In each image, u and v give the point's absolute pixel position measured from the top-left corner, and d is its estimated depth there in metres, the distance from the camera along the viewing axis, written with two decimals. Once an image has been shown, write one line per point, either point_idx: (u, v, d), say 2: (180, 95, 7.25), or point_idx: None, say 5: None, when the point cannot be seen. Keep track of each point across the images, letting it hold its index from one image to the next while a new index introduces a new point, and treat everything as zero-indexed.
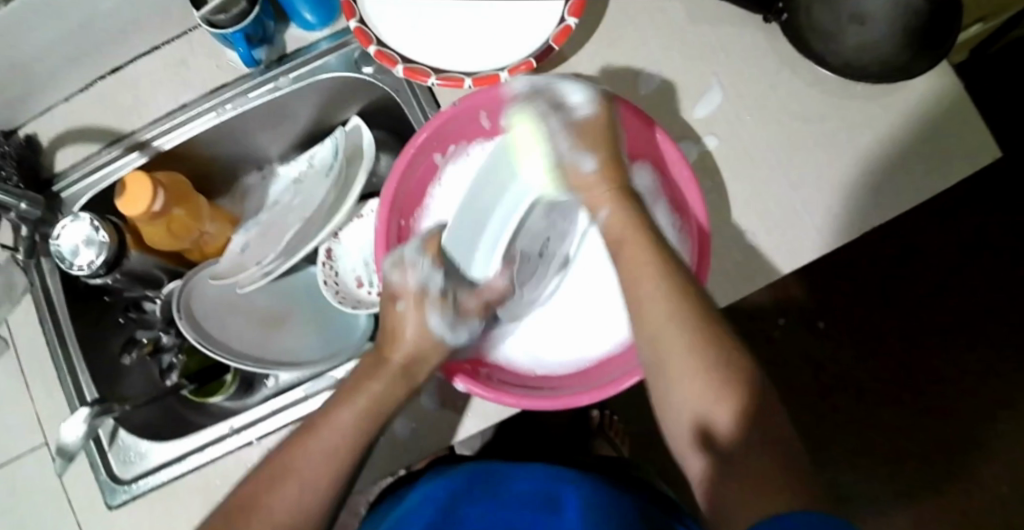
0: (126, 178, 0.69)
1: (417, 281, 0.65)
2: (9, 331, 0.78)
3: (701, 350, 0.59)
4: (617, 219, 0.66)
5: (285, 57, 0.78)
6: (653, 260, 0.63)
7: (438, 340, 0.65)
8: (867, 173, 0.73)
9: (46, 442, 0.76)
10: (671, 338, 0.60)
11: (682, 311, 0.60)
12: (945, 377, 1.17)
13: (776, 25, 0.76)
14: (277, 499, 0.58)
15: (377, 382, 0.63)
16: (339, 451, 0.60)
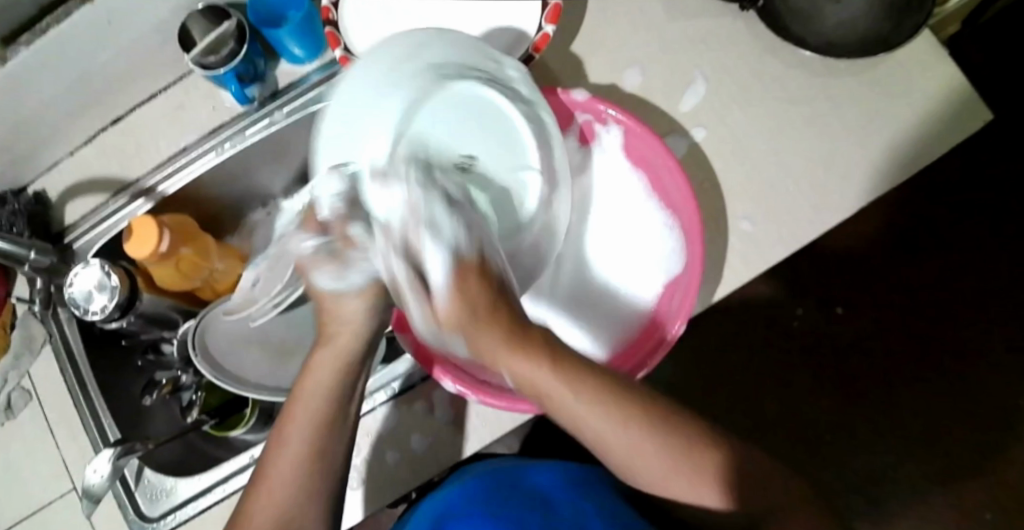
0: (132, 221, 0.71)
1: (312, 245, 0.62)
2: (32, 383, 0.80)
3: (638, 414, 0.57)
4: (513, 364, 0.57)
5: (278, 91, 0.80)
6: (584, 386, 0.57)
7: (333, 295, 0.62)
8: (857, 151, 0.74)
9: (73, 486, 0.77)
10: (625, 437, 0.57)
11: (616, 411, 0.57)
12: (969, 350, 1.16)
13: (754, 12, 0.77)
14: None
15: (303, 404, 0.60)
16: (309, 444, 0.59)
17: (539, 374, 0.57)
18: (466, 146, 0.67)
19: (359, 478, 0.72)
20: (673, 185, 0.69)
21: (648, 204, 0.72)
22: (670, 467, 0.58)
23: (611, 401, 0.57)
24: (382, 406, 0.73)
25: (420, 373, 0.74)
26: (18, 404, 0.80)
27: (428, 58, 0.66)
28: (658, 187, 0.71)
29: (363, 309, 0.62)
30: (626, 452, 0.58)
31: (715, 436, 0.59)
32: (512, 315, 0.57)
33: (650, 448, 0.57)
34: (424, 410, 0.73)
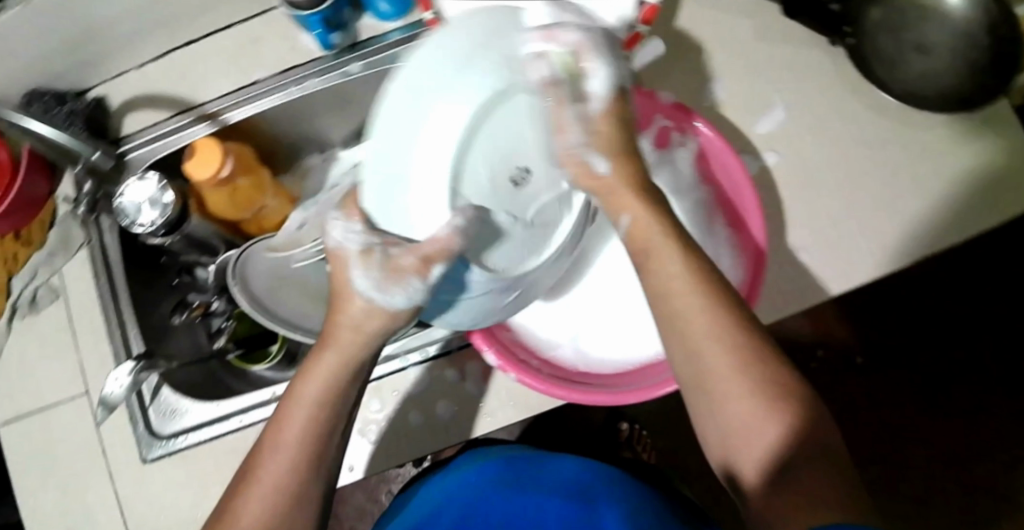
0: (198, 143, 0.71)
1: (357, 239, 0.59)
2: (62, 283, 0.79)
3: (746, 347, 0.55)
4: (639, 227, 0.59)
5: (358, 43, 0.79)
6: (700, 287, 0.56)
7: (365, 300, 0.58)
8: (921, 202, 0.74)
9: (87, 392, 0.76)
10: (717, 358, 0.55)
11: (722, 329, 0.55)
12: (974, 422, 1.16)
13: (842, 49, 0.77)
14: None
15: (303, 410, 0.58)
16: (300, 452, 0.57)
17: (659, 257, 0.57)
18: (525, 157, 0.64)
19: (378, 434, 0.73)
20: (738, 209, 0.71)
21: (711, 224, 0.75)
22: (743, 415, 0.54)
23: (728, 322, 0.55)
24: (412, 366, 0.74)
25: (456, 342, 0.74)
26: (43, 302, 0.79)
27: (506, 47, 0.61)
28: (724, 208, 0.73)
29: (375, 324, 0.59)
30: (715, 380, 0.55)
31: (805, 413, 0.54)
32: (651, 201, 0.59)
33: (736, 382, 0.54)
34: (454, 378, 0.73)
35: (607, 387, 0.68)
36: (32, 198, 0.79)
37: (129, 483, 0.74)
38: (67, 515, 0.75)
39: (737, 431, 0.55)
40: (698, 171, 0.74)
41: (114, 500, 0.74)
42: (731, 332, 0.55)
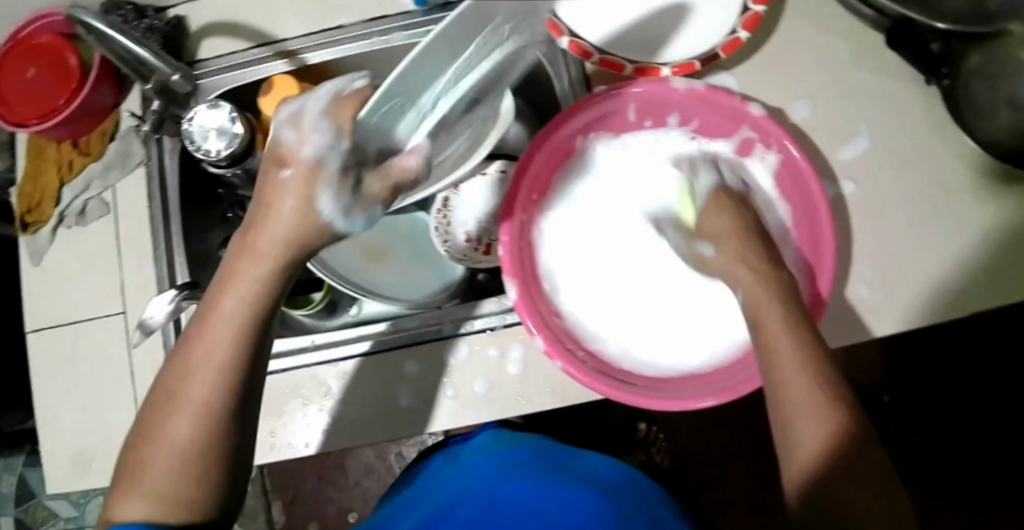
0: (280, 76, 0.71)
1: (333, 161, 0.54)
2: (113, 198, 0.78)
3: (817, 357, 0.56)
4: (750, 284, 0.63)
5: (450, 3, 0.78)
6: (783, 308, 0.60)
7: (324, 221, 0.55)
8: (992, 254, 0.73)
9: (123, 312, 0.75)
10: (788, 359, 0.57)
11: (801, 338, 0.57)
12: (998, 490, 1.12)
13: (935, 89, 0.75)
14: (158, 512, 0.52)
15: (212, 342, 0.53)
16: (220, 360, 0.54)
17: (748, 289, 0.62)
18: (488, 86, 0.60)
19: (411, 399, 0.72)
20: (812, 233, 0.69)
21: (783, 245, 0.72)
22: (802, 415, 0.55)
23: (807, 335, 0.58)
24: (453, 337, 0.72)
25: (501, 321, 0.72)
26: (92, 215, 0.77)
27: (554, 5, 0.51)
28: (799, 231, 0.71)
29: (301, 218, 0.55)
30: (788, 379, 0.56)
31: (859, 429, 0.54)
32: (768, 273, 0.63)
33: (802, 384, 0.55)
34: (495, 356, 0.72)
35: (651, 391, 0.66)
36: (97, 108, 0.77)
37: None
38: (86, 433, 0.74)
39: (792, 428, 0.55)
40: (777, 188, 0.72)
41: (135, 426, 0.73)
42: (809, 341, 0.57)
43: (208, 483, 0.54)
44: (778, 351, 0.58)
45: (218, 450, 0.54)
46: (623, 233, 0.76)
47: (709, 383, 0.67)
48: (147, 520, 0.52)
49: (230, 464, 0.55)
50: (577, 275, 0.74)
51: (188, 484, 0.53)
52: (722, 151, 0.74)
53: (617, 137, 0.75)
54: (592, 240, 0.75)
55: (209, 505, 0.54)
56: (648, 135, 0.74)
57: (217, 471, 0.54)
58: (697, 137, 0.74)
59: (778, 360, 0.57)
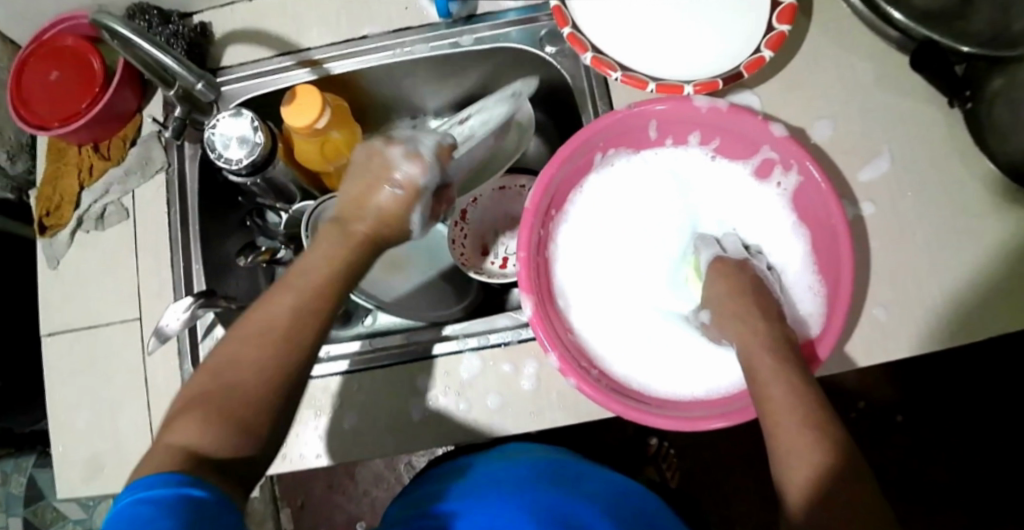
0: (298, 89, 0.70)
1: (434, 190, 0.64)
2: (133, 203, 0.78)
3: (801, 385, 0.60)
4: (742, 330, 0.65)
5: (475, 17, 0.78)
6: (768, 340, 0.64)
7: (408, 230, 0.62)
8: (1010, 279, 0.73)
9: (139, 318, 0.75)
10: (772, 385, 0.61)
11: (785, 368, 0.61)
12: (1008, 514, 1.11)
13: (958, 112, 0.76)
14: (211, 438, 0.50)
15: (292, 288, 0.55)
16: (310, 303, 0.55)
17: (732, 320, 0.66)
18: None
19: (423, 412, 0.72)
20: (833, 255, 0.68)
21: (799, 268, 0.72)
22: (789, 437, 0.58)
23: (790, 368, 0.62)
24: (467, 351, 0.73)
25: (515, 335, 0.73)
26: (110, 219, 0.78)
27: None
28: (817, 254, 0.71)
29: (397, 216, 0.61)
30: (776, 408, 0.59)
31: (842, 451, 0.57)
32: (774, 327, 0.65)
33: (788, 409, 0.59)
34: (509, 371, 0.72)
35: (662, 411, 0.66)
36: (119, 113, 0.78)
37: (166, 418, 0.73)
38: (99, 439, 0.74)
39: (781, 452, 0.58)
40: (794, 210, 0.72)
41: (149, 432, 0.73)
42: (793, 371, 0.61)
43: (263, 425, 0.52)
44: (773, 396, 0.60)
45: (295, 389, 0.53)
46: (634, 257, 0.75)
47: (719, 404, 0.66)
48: (198, 443, 0.50)
49: (283, 417, 0.53)
50: (588, 292, 0.74)
51: (246, 419, 0.51)
52: (741, 172, 0.74)
53: (635, 153, 0.74)
54: (606, 263, 0.75)
55: (258, 441, 0.51)
56: (668, 153, 0.74)
57: (275, 416, 0.52)
58: (717, 158, 0.74)
59: (775, 404, 0.60)
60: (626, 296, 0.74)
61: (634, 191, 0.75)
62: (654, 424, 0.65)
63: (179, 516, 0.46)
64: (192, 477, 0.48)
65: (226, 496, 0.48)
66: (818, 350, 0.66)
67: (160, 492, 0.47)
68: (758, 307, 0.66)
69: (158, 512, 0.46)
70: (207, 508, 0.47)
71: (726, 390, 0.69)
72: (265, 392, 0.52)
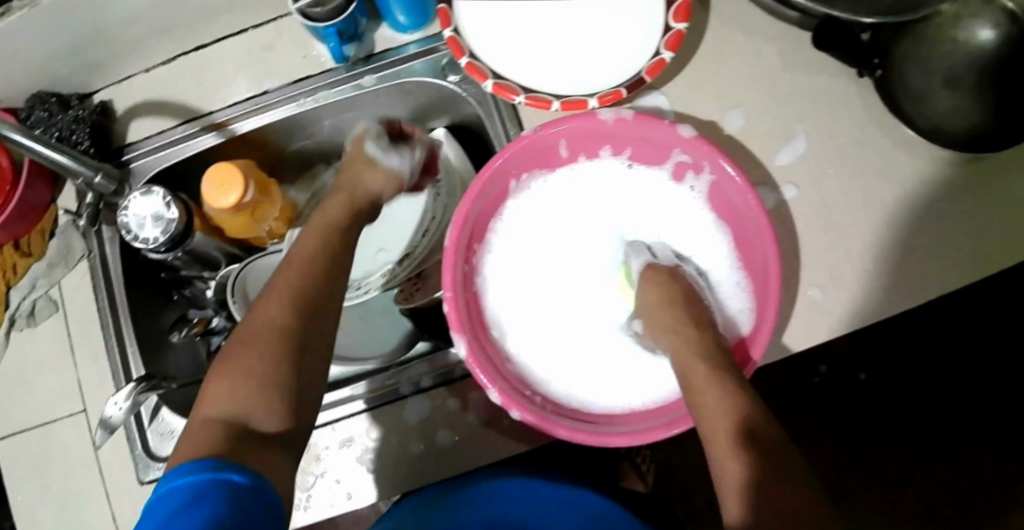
0: (214, 168, 0.69)
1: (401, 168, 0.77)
2: (61, 295, 0.77)
3: (728, 380, 0.62)
4: (676, 340, 0.67)
5: (374, 55, 0.77)
6: (697, 340, 0.66)
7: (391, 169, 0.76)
8: (940, 241, 0.72)
9: (84, 410, 0.75)
10: (702, 383, 0.63)
11: (714, 364, 0.64)
12: None
13: (868, 80, 0.75)
14: (252, 413, 0.57)
15: (310, 264, 0.66)
16: (314, 267, 0.66)
17: (663, 321, 0.68)
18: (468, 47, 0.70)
19: (377, 463, 0.72)
20: (760, 252, 0.68)
21: (724, 262, 0.73)
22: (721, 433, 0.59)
23: (717, 365, 0.64)
24: (412, 394, 0.72)
25: (459, 373, 0.72)
26: (41, 314, 0.77)
27: None
28: (739, 248, 0.72)
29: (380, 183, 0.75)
30: (706, 404, 0.61)
31: (770, 442, 0.59)
32: (701, 332, 0.66)
33: (717, 405, 0.61)
34: (456, 408, 0.72)
35: (609, 428, 0.66)
36: (32, 206, 0.77)
37: (127, 507, 0.73)
38: None
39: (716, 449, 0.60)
40: (714, 207, 0.72)
41: (112, 524, 0.73)
42: (722, 367, 0.63)
43: (298, 396, 0.60)
44: (710, 405, 0.61)
45: (314, 348, 0.63)
46: (566, 276, 0.75)
47: (662, 414, 0.67)
48: (240, 418, 0.57)
49: (311, 368, 0.62)
50: (521, 316, 0.74)
51: (279, 381, 0.59)
52: (658, 176, 0.73)
53: (550, 173, 0.74)
54: (538, 286, 0.75)
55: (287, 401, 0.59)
56: (584, 169, 0.74)
57: (307, 386, 0.61)
58: (634, 165, 0.74)
59: (710, 410, 0.61)
60: (561, 316, 0.74)
61: (556, 207, 0.75)
62: (612, 443, 0.65)
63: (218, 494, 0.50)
64: (224, 461, 0.52)
65: (261, 480, 0.53)
66: (754, 350, 0.66)
67: (197, 475, 0.51)
68: (686, 310, 0.68)
69: (198, 488, 0.50)
70: (242, 491, 0.52)
71: (665, 398, 0.70)
72: (290, 348, 0.61)
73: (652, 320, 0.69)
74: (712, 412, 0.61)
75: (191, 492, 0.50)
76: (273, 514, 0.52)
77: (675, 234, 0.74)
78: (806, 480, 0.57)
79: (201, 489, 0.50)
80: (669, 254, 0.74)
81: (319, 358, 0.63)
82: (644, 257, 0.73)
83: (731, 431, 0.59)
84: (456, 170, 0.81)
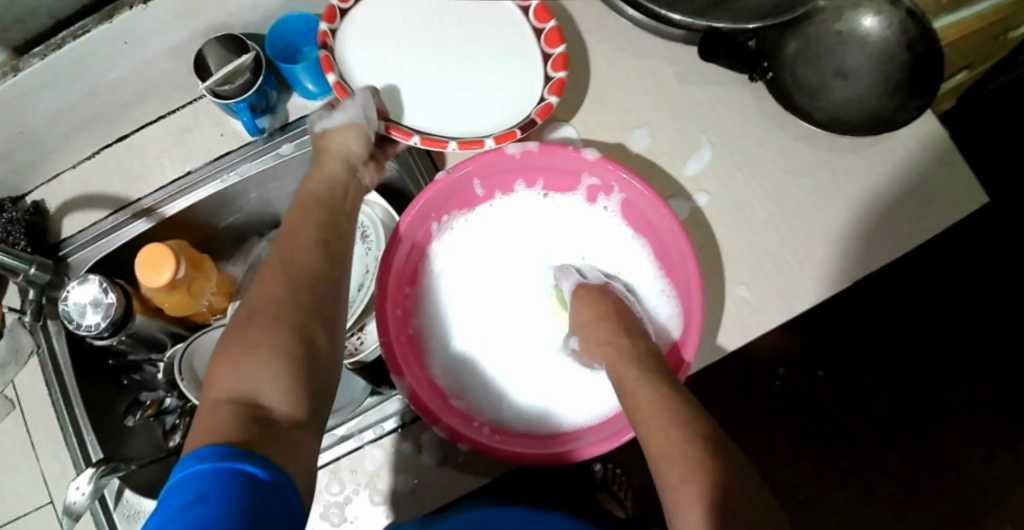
0: (146, 249, 0.71)
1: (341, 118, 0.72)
2: (16, 394, 0.79)
3: (661, 385, 0.64)
4: (609, 351, 0.68)
5: (288, 124, 0.80)
6: (630, 351, 0.67)
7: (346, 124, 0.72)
8: (849, 227, 0.76)
9: (52, 501, 0.77)
10: (639, 390, 0.64)
11: (649, 371, 0.65)
12: (956, 423, 1.19)
13: (762, 83, 0.78)
14: (263, 389, 0.56)
15: (300, 235, 0.65)
16: (304, 237, 0.65)
17: (594, 335, 0.70)
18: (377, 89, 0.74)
19: (340, 516, 0.73)
20: (677, 258, 0.71)
21: (645, 276, 0.76)
22: (661, 435, 0.61)
23: (651, 372, 0.65)
24: (368, 444, 0.74)
25: (408, 415, 0.75)
26: None
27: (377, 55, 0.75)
28: (660, 258, 0.75)
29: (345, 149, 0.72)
30: (645, 409, 0.63)
31: (708, 441, 0.60)
32: (631, 342, 0.68)
33: (655, 409, 0.62)
34: (410, 452, 0.74)
35: (553, 447, 0.69)
36: None
37: None
38: None
39: (656, 452, 0.61)
40: (631, 224, 0.76)
41: None
42: (657, 373, 0.65)
43: (310, 369, 0.58)
44: (645, 409, 0.63)
45: (312, 317, 0.60)
46: (505, 304, 0.77)
47: (605, 426, 0.70)
48: (253, 395, 0.55)
49: (315, 339, 0.59)
50: (463, 351, 0.76)
51: (281, 357, 0.57)
52: (574, 201, 0.77)
53: (470, 212, 0.76)
54: (476, 320, 0.77)
55: (293, 375, 0.57)
56: (502, 201, 0.77)
57: (319, 357, 0.59)
58: (549, 194, 0.77)
59: (648, 414, 0.62)
60: (502, 345, 0.77)
61: (484, 240, 0.77)
62: (558, 462, 0.68)
63: (234, 488, 0.49)
64: (240, 449, 0.51)
65: (279, 469, 0.52)
66: (685, 353, 0.68)
67: (211, 462, 0.50)
68: (618, 322, 0.70)
69: (209, 486, 0.49)
70: (260, 483, 0.50)
71: (604, 413, 0.73)
72: (288, 319, 0.59)
73: (585, 336, 0.71)
74: (659, 440, 0.61)
75: (206, 483, 0.49)
76: (291, 507, 0.52)
77: (598, 252, 0.77)
78: (743, 477, 0.59)
79: (217, 479, 0.49)
80: (594, 275, 0.76)
81: (324, 326, 0.61)
82: (571, 276, 0.75)
83: (672, 431, 0.61)
84: (384, 222, 0.82)
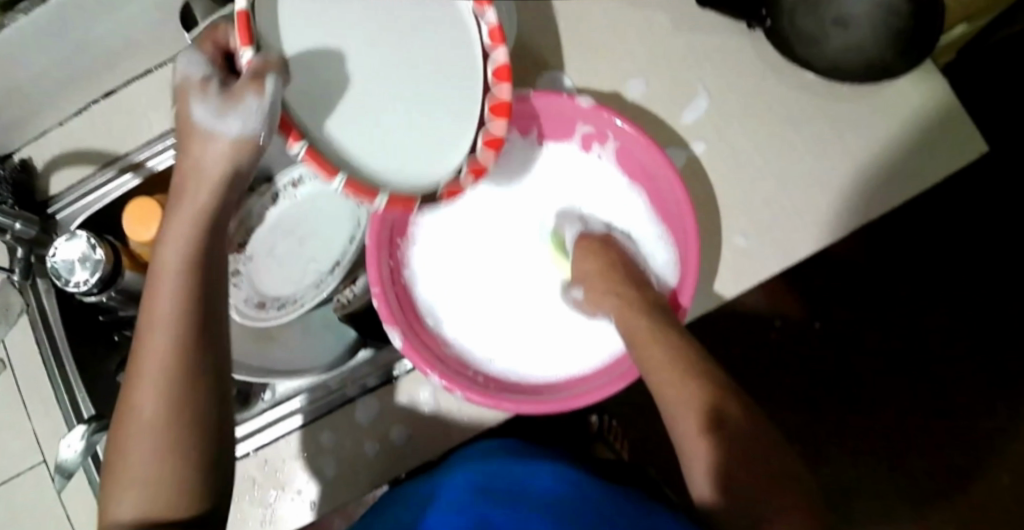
0: (133, 204, 0.71)
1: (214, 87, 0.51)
2: (6, 353, 0.78)
3: (671, 337, 0.65)
4: (618, 305, 0.69)
5: None
6: (637, 304, 0.68)
7: (206, 130, 0.51)
8: (847, 173, 0.75)
9: (44, 461, 0.76)
10: (648, 345, 0.65)
11: (658, 324, 0.66)
12: (953, 380, 1.19)
13: (760, 31, 0.77)
14: (149, 500, 0.54)
15: (161, 314, 0.53)
16: (173, 301, 0.53)
17: (599, 289, 0.70)
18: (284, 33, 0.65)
19: (335, 468, 0.72)
20: (671, 200, 0.70)
21: (642, 222, 0.75)
22: (676, 394, 0.63)
23: (660, 325, 0.66)
24: (364, 394, 0.73)
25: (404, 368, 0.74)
26: None
27: None
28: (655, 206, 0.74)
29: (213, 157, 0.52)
30: (656, 364, 0.64)
31: (720, 395, 0.63)
32: (638, 295, 0.69)
33: (666, 365, 0.63)
34: (406, 403, 0.73)
35: (550, 396, 0.67)
36: None
37: None
38: None
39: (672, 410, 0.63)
40: (626, 172, 0.74)
41: None
42: (665, 326, 0.66)
43: (195, 462, 0.55)
44: (657, 363, 0.64)
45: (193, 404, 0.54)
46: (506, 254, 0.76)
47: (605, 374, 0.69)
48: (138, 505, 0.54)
49: (201, 427, 0.55)
50: (460, 302, 0.74)
51: (164, 462, 0.54)
52: (569, 150, 0.75)
53: None
54: (475, 271, 0.76)
55: (179, 478, 0.54)
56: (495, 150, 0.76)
57: (206, 448, 0.55)
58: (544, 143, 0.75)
59: (660, 371, 0.63)
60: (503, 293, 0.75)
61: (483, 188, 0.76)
62: (556, 410, 0.66)
63: None
64: None
65: None
66: (682, 298, 0.68)
67: None
68: (619, 275, 0.70)
69: None
70: None
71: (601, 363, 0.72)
72: (164, 418, 0.54)
73: (590, 287, 0.71)
74: (676, 402, 0.63)
75: None
76: None
77: (597, 200, 0.76)
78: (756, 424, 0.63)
79: None
80: (598, 223, 0.75)
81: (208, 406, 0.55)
82: (573, 223, 0.76)
83: (686, 389, 0.63)
84: None
